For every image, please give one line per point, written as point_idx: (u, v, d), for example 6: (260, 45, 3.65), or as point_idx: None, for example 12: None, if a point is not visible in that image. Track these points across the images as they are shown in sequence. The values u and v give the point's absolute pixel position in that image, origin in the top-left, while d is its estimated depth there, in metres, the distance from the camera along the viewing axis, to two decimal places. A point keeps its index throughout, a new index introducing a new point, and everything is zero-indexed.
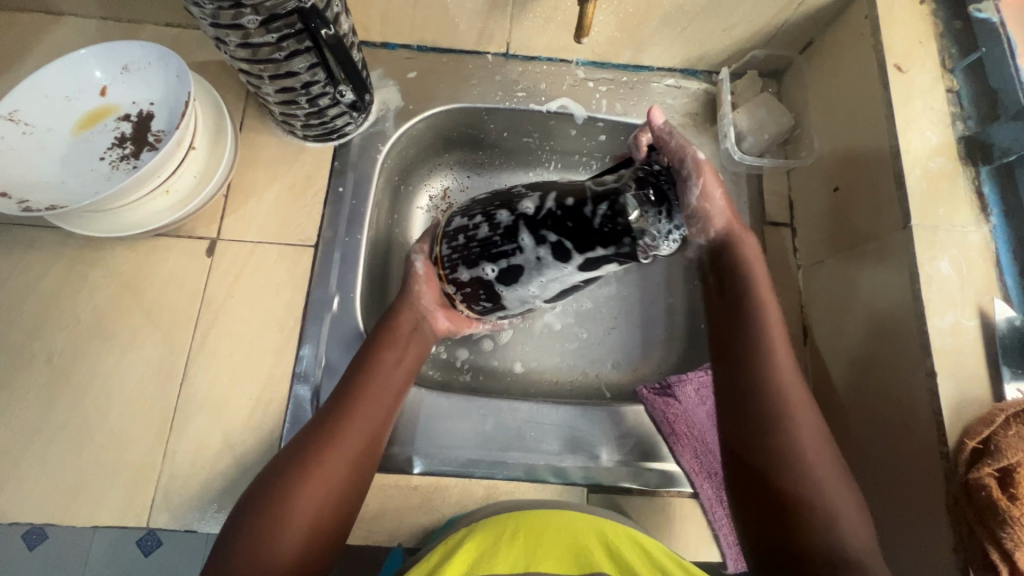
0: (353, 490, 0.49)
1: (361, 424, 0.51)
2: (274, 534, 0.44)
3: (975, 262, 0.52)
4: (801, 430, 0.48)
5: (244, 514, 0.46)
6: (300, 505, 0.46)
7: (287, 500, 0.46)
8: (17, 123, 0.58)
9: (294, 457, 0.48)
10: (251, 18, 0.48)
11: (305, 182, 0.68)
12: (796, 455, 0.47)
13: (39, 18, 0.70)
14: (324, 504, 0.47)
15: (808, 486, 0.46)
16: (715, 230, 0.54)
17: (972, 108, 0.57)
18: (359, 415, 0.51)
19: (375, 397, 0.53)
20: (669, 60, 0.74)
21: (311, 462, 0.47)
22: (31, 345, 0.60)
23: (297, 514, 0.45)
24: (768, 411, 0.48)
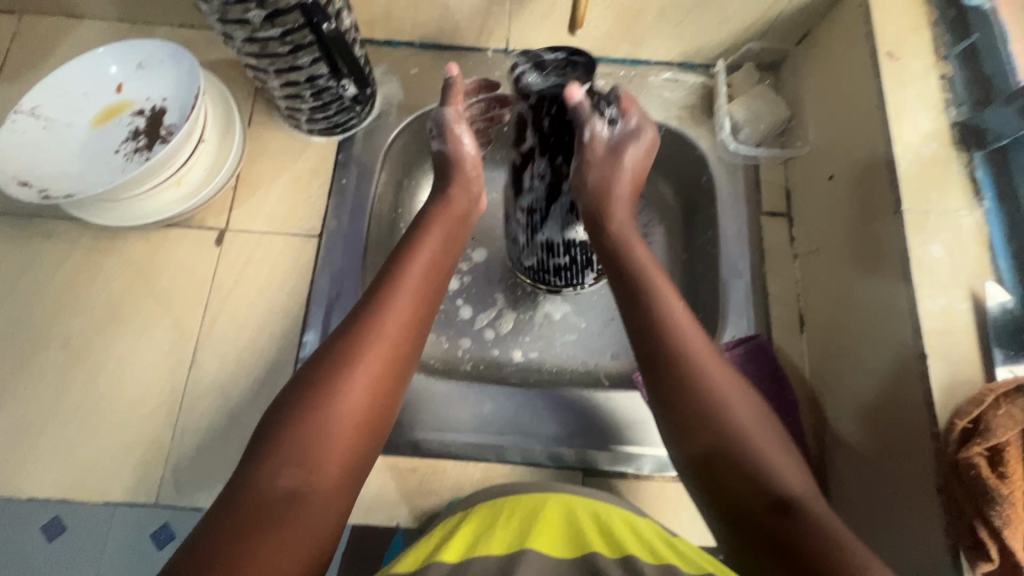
0: (395, 389, 0.46)
1: (399, 314, 0.47)
2: (319, 436, 0.41)
3: (967, 245, 0.52)
4: (710, 381, 0.46)
5: (278, 423, 0.42)
6: (344, 405, 0.43)
7: (328, 403, 0.42)
8: (38, 119, 0.61)
9: (329, 358, 0.44)
10: (256, 13, 0.51)
11: (311, 175, 0.71)
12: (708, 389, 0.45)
13: (61, 21, 0.74)
14: (363, 403, 0.44)
15: (732, 430, 0.44)
16: (588, 182, 0.56)
17: (965, 94, 0.57)
18: (398, 305, 0.48)
19: (415, 290, 0.50)
20: (666, 55, 0.76)
21: (348, 360, 0.44)
22: (49, 330, 0.63)
23: (339, 416, 0.42)
24: (671, 356, 0.47)
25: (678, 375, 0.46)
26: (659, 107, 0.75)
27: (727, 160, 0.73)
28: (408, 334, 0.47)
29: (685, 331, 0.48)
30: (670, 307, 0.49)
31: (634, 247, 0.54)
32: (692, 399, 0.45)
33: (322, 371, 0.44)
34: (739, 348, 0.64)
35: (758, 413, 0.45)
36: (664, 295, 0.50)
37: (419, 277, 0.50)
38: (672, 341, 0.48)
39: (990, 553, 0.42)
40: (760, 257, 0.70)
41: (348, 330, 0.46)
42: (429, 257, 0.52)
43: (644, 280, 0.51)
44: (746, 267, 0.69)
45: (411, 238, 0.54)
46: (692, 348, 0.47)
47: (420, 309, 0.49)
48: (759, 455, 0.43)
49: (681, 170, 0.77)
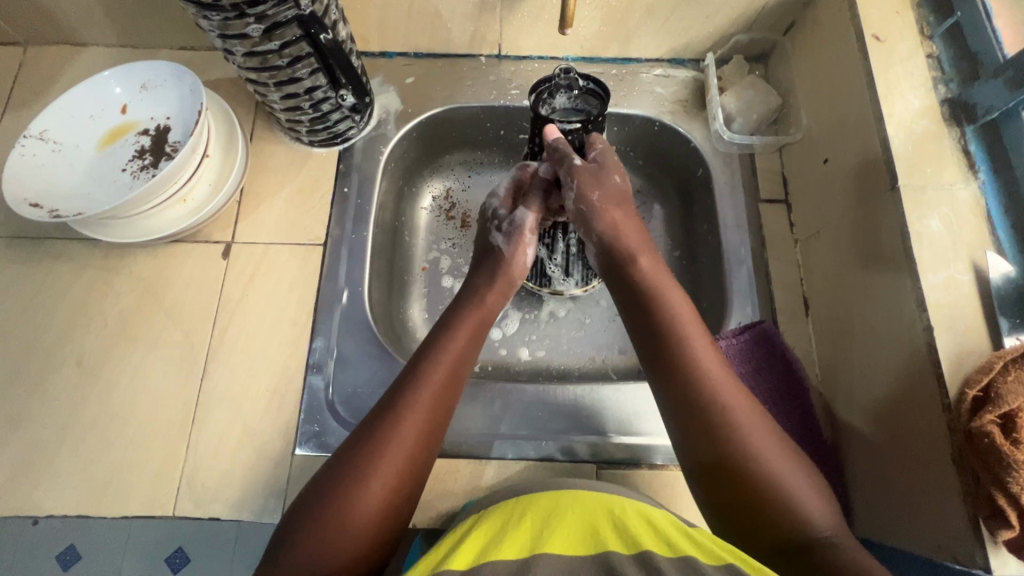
0: (407, 495, 0.46)
1: (419, 415, 0.48)
2: (342, 533, 0.42)
3: (965, 218, 0.52)
4: (741, 425, 0.46)
5: (301, 515, 0.43)
6: (361, 501, 0.43)
7: (351, 498, 0.43)
8: (46, 142, 0.62)
9: (349, 456, 0.45)
10: (255, 26, 0.51)
11: (313, 186, 0.72)
12: (740, 439, 0.45)
13: (66, 50, 0.76)
14: (388, 500, 0.45)
15: (749, 464, 0.44)
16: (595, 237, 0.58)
17: (953, 71, 0.58)
18: (426, 400, 0.48)
19: (435, 393, 0.49)
20: (655, 51, 0.77)
21: (370, 459, 0.45)
22: (61, 349, 0.64)
23: (359, 513, 0.43)
24: (692, 391, 0.47)
25: (702, 413, 0.46)
26: (651, 103, 0.77)
27: (722, 150, 0.74)
28: (425, 439, 0.48)
29: (705, 366, 0.48)
30: (692, 341, 0.50)
31: (665, 288, 0.54)
32: (715, 436, 0.46)
33: (347, 467, 0.45)
34: (744, 334, 0.64)
35: (776, 442, 0.46)
36: (689, 332, 0.50)
37: (447, 368, 0.51)
38: (696, 375, 0.48)
39: (1009, 520, 0.41)
40: (760, 243, 0.71)
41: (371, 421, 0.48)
42: (457, 350, 0.53)
43: (665, 314, 0.52)
44: (747, 254, 0.70)
45: (440, 330, 0.54)
46: (714, 385, 0.47)
47: (439, 414, 0.49)
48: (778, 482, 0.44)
49: (676, 165, 0.79)
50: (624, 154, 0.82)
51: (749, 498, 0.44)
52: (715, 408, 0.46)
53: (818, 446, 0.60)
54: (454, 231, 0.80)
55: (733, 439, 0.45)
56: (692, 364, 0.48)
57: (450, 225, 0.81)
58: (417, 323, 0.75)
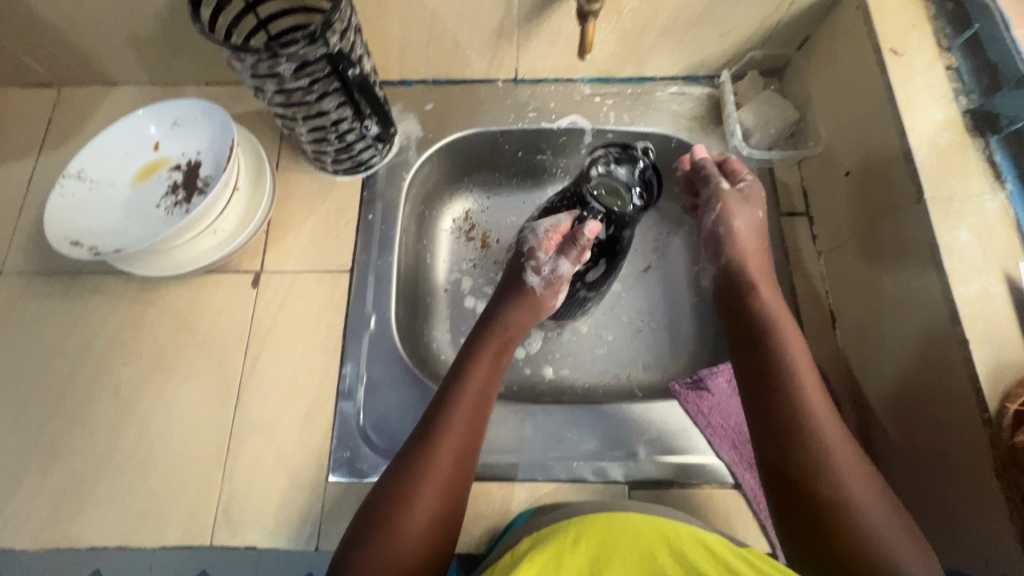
0: (450, 513, 0.49)
1: (456, 438, 0.51)
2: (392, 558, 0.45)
3: (995, 229, 0.52)
4: (840, 464, 0.48)
5: (353, 541, 0.47)
6: (409, 524, 0.46)
7: (397, 520, 0.46)
8: (83, 181, 0.64)
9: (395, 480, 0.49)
10: (287, 66, 0.53)
11: (338, 214, 0.73)
12: (835, 474, 0.47)
13: (99, 89, 0.79)
14: (434, 520, 0.48)
15: (842, 494, 0.46)
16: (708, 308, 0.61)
17: (973, 81, 0.58)
18: (458, 420, 0.52)
19: (466, 414, 0.53)
20: (669, 70, 0.78)
21: (417, 482, 0.48)
22: (99, 381, 0.65)
23: (407, 534, 0.46)
24: (795, 420, 0.50)
25: (801, 440, 0.49)
26: (668, 121, 0.78)
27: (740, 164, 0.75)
28: (464, 459, 0.51)
29: (813, 399, 0.51)
30: (799, 371, 0.53)
31: (784, 330, 0.56)
32: (809, 463, 0.48)
33: (393, 490, 0.48)
34: None
35: (869, 476, 0.48)
36: (802, 373, 0.53)
37: (476, 389, 0.55)
38: (800, 406, 0.51)
39: None
40: (783, 257, 0.71)
41: (412, 445, 0.51)
42: (483, 376, 0.56)
43: (778, 345, 0.55)
44: (770, 268, 0.70)
45: (465, 356, 0.59)
46: (817, 419, 0.50)
47: (472, 434, 0.53)
48: (865, 512, 0.46)
49: None
50: None
51: (836, 526, 0.46)
52: (814, 444, 0.49)
53: None
54: (470, 252, 0.82)
55: (829, 475, 0.47)
56: (797, 400, 0.51)
57: (468, 247, 0.82)
58: (442, 345, 0.76)
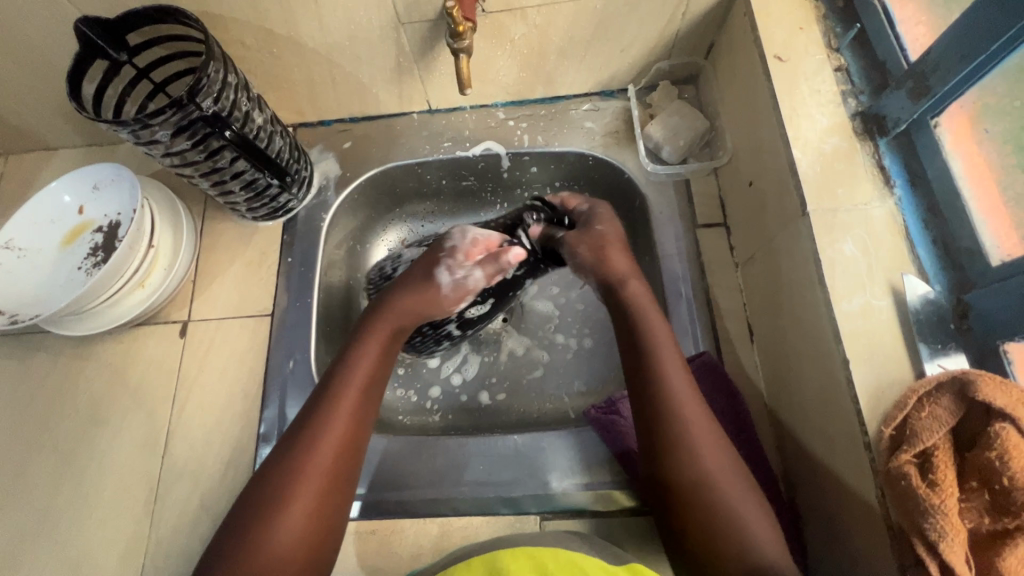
0: (333, 511, 0.47)
1: (333, 437, 0.49)
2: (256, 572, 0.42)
3: (881, 239, 0.50)
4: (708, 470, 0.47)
5: (220, 554, 0.43)
6: (282, 531, 0.44)
7: (266, 527, 0.44)
8: (12, 250, 0.68)
9: (263, 485, 0.46)
10: (163, 132, 0.55)
11: (260, 259, 0.75)
12: (703, 485, 0.46)
13: (40, 155, 0.83)
14: (311, 522, 0.45)
15: (716, 504, 0.46)
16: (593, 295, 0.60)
17: (863, 82, 0.56)
18: (339, 416, 0.50)
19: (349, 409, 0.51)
20: (581, 87, 0.77)
21: (290, 484, 0.46)
22: (40, 437, 0.69)
23: (278, 541, 0.44)
24: (666, 436, 0.49)
25: (672, 453, 0.48)
26: (583, 139, 0.77)
27: (654, 179, 0.73)
28: (344, 458, 0.49)
29: (684, 406, 0.50)
30: (669, 380, 0.51)
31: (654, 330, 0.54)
32: (682, 476, 0.47)
33: (264, 496, 0.45)
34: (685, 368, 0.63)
35: (740, 480, 0.47)
36: (668, 376, 0.51)
37: (358, 384, 0.53)
38: (670, 424, 0.49)
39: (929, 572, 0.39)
40: (699, 271, 0.69)
41: (287, 442, 0.49)
42: (368, 368, 0.54)
43: (649, 358, 0.53)
44: (686, 284, 0.68)
45: (353, 346, 0.56)
46: (687, 429, 0.49)
47: (355, 428, 0.51)
48: (732, 518, 0.45)
49: (617, 197, 0.79)
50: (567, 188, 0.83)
51: (709, 537, 0.45)
52: (682, 453, 0.48)
53: (769, 480, 0.58)
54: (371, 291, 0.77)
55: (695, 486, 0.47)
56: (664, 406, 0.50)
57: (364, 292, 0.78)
58: None
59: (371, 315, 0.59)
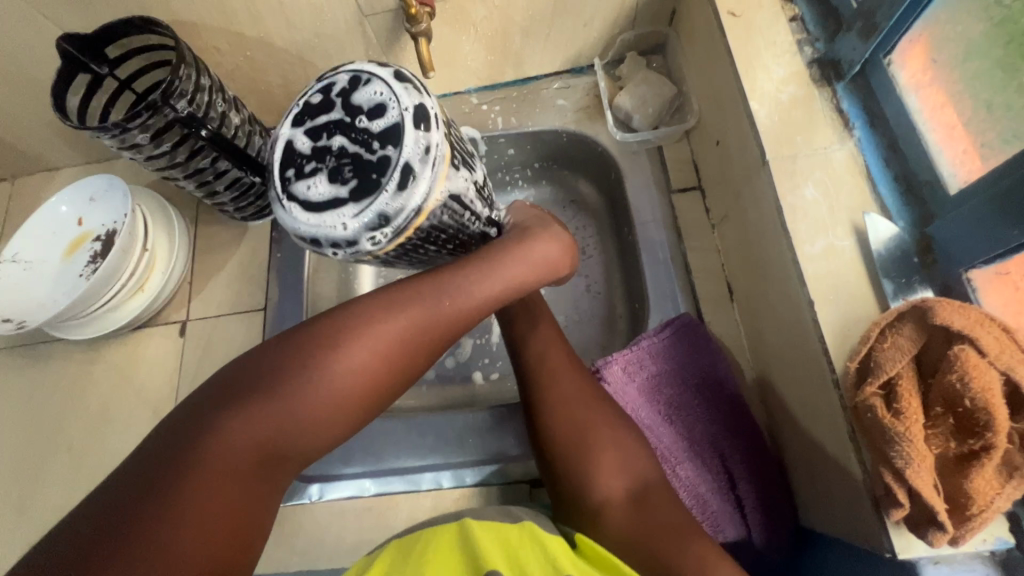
0: (376, 402, 0.44)
1: (417, 330, 0.44)
2: (293, 415, 0.40)
3: (842, 181, 0.50)
4: (568, 402, 0.55)
5: (265, 388, 0.40)
6: (345, 375, 0.41)
7: (320, 372, 0.41)
8: (19, 263, 0.72)
9: (349, 318, 0.43)
10: (142, 135, 0.58)
11: (251, 257, 0.78)
12: (571, 417, 0.54)
13: (43, 175, 0.88)
14: (363, 393, 0.42)
15: (581, 431, 0.53)
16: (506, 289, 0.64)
17: (818, 30, 0.56)
18: (435, 310, 0.44)
19: (453, 316, 0.45)
20: (550, 66, 0.79)
21: (354, 344, 0.42)
22: (55, 439, 0.72)
23: (339, 387, 0.41)
24: (542, 397, 0.55)
25: (541, 397, 0.55)
26: (555, 117, 0.78)
27: (628, 149, 0.74)
28: (409, 359, 0.44)
29: (549, 352, 0.58)
30: (539, 334, 0.59)
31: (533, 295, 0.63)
32: (557, 419, 0.54)
33: (332, 343, 0.42)
34: (664, 332, 0.63)
35: (616, 420, 0.54)
36: (538, 328, 0.60)
37: (486, 299, 0.47)
38: (539, 367, 0.57)
39: (898, 499, 0.38)
40: (677, 236, 0.69)
41: (402, 294, 0.44)
42: (491, 292, 0.47)
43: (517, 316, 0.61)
44: (664, 249, 0.69)
45: (506, 248, 0.50)
46: (562, 384, 0.56)
47: (444, 335, 0.45)
48: (604, 450, 0.52)
49: (595, 171, 0.80)
50: (547, 167, 0.85)
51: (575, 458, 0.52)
52: (549, 392, 0.55)
53: (751, 436, 0.58)
54: (467, 174, 0.47)
55: (562, 418, 0.54)
56: (537, 355, 0.58)
57: (457, 169, 0.46)
58: None
59: (508, 249, 0.51)
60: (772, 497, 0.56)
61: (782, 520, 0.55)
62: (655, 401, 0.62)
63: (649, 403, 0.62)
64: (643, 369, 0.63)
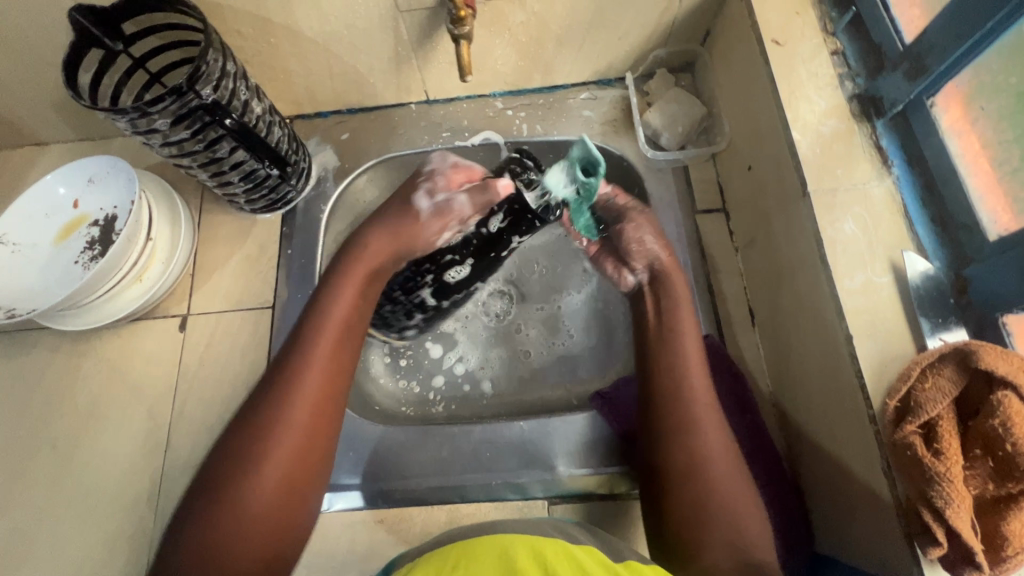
0: (309, 475, 0.50)
1: (296, 416, 0.49)
2: (231, 525, 0.45)
3: (881, 217, 0.51)
4: (708, 452, 0.51)
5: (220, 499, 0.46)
6: (261, 473, 0.47)
7: (253, 473, 0.47)
8: (6, 245, 0.67)
9: (261, 416, 0.49)
10: (162, 121, 0.54)
11: (259, 251, 0.75)
12: (705, 470, 0.50)
13: (30, 150, 0.82)
14: (271, 487, 0.47)
15: (715, 488, 0.50)
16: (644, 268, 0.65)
17: (859, 65, 0.57)
18: (306, 395, 0.50)
19: (313, 396, 0.51)
20: (578, 76, 0.78)
21: (263, 441, 0.48)
22: (38, 435, 0.68)
23: (265, 485, 0.47)
24: (679, 450, 0.51)
25: (682, 442, 0.51)
26: (581, 128, 0.77)
27: (654, 166, 0.74)
28: (307, 439, 0.50)
29: (700, 391, 0.54)
30: (691, 368, 0.55)
31: (683, 322, 0.59)
32: (693, 467, 0.50)
33: (255, 442, 0.48)
34: None
35: (746, 490, 0.51)
36: (690, 365, 0.55)
37: (315, 376, 0.51)
38: (684, 407, 0.53)
39: (936, 537, 0.40)
40: (701, 256, 0.70)
41: (275, 393, 0.50)
42: (320, 369, 0.52)
43: (676, 344, 0.57)
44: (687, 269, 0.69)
45: (318, 309, 0.56)
46: (706, 440, 0.51)
47: (320, 404, 0.51)
48: (726, 521, 0.49)
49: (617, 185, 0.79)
50: None
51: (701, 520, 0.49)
52: (692, 440, 0.51)
53: (772, 460, 0.59)
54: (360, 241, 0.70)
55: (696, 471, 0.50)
56: (685, 393, 0.54)
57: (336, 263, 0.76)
58: (379, 368, 0.78)
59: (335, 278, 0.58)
60: (792, 522, 0.56)
61: (799, 546, 0.56)
62: None
63: None
64: None
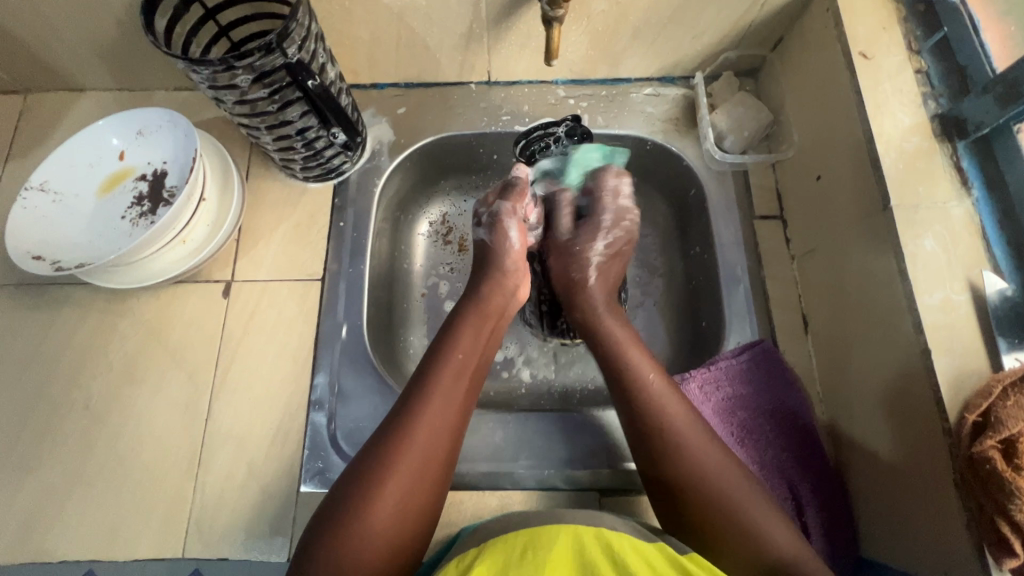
0: (433, 492, 0.50)
1: (428, 428, 0.50)
2: (364, 531, 0.45)
3: (960, 236, 0.52)
4: (702, 467, 0.51)
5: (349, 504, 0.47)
6: (380, 515, 0.46)
7: (384, 483, 0.47)
8: (47, 193, 0.63)
9: (377, 457, 0.48)
10: (244, 77, 0.52)
11: (309, 221, 0.73)
12: (706, 486, 0.50)
13: (64, 95, 0.78)
14: (402, 501, 0.48)
15: (721, 502, 0.49)
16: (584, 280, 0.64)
17: (942, 85, 0.57)
18: (436, 409, 0.51)
19: (442, 409, 0.52)
20: (644, 71, 0.77)
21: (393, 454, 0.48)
22: (69, 395, 0.65)
23: (391, 498, 0.47)
24: (678, 470, 0.51)
25: (678, 461, 0.51)
26: (643, 123, 0.77)
27: (715, 168, 0.74)
28: (435, 455, 0.50)
29: (672, 410, 0.54)
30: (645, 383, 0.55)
31: (615, 336, 0.59)
32: (692, 482, 0.50)
33: (386, 450, 0.49)
34: (745, 354, 0.65)
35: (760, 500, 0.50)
36: (643, 378, 0.56)
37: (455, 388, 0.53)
38: (666, 426, 0.53)
39: (1013, 549, 0.41)
40: (757, 261, 0.70)
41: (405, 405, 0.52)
42: (450, 385, 0.53)
43: (620, 362, 0.57)
44: (743, 272, 0.70)
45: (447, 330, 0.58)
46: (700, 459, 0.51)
47: (450, 419, 0.52)
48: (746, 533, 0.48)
49: (671, 184, 0.79)
50: None
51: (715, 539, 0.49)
52: (685, 456, 0.51)
53: (822, 466, 0.60)
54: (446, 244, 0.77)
55: (696, 489, 0.50)
56: (656, 414, 0.53)
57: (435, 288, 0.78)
58: (417, 349, 0.75)
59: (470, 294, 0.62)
60: (840, 526, 0.58)
61: (846, 550, 0.57)
62: (725, 423, 0.63)
63: (720, 423, 0.63)
64: (719, 388, 0.64)
